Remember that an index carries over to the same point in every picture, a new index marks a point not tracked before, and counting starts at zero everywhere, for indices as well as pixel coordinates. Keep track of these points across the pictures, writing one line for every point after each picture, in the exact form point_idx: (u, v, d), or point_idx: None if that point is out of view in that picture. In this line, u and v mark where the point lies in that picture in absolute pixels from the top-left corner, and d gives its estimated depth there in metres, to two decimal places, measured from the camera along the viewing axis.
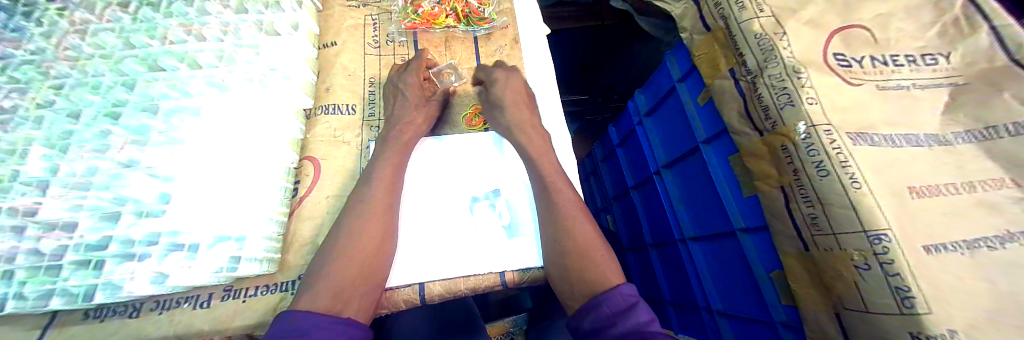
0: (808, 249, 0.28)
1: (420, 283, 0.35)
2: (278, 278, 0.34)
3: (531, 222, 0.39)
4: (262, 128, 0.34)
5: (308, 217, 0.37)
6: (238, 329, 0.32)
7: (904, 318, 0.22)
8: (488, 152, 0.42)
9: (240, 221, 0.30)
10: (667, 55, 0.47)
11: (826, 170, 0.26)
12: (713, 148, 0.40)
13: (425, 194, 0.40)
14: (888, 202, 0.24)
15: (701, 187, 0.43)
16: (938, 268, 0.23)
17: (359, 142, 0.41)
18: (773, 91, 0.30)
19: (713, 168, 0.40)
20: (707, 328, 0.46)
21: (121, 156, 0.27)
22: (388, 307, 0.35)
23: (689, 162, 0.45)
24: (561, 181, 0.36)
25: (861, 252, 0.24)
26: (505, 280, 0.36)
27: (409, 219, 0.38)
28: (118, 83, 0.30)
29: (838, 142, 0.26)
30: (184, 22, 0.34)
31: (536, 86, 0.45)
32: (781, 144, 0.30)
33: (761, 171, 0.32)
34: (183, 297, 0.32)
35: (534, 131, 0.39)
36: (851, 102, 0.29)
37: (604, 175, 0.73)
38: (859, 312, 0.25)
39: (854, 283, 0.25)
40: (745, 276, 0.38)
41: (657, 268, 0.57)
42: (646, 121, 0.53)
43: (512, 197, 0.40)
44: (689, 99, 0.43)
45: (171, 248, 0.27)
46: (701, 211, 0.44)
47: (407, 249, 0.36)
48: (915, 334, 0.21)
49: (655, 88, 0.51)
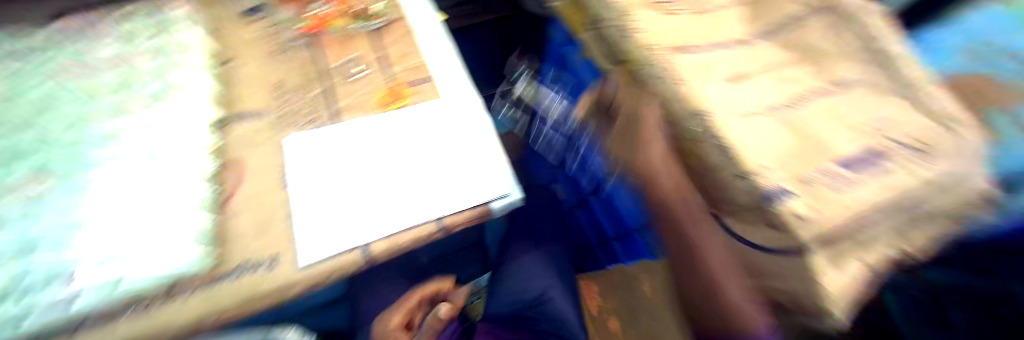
0: (674, 144, 0.41)
1: (361, 246, 0.38)
2: (160, 290, 0.33)
3: (453, 175, 0.44)
4: (170, 172, 0.40)
5: (240, 212, 0.40)
6: (181, 323, 0.33)
7: (733, 166, 0.34)
8: (405, 124, 0.47)
9: (167, 247, 0.35)
10: (555, 31, 0.66)
11: (663, 79, 0.39)
12: (602, 91, 0.55)
13: (346, 169, 0.44)
14: (703, 85, 0.38)
15: (599, 134, 0.62)
16: (744, 127, 0.35)
17: (273, 140, 0.46)
18: (616, 28, 0.44)
19: (605, 106, 0.55)
20: (664, 238, 0.58)
21: (41, 225, 0.35)
22: (335, 274, 0.39)
23: (592, 109, 0.61)
24: (478, 139, 0.47)
25: (703, 128, 0.36)
26: (442, 223, 0.41)
27: (342, 200, 0.42)
28: (27, 166, 0.39)
29: (658, 55, 0.40)
30: (80, 117, 0.42)
31: (450, 65, 0.53)
32: (629, 68, 0.43)
33: (628, 94, 0.45)
34: (111, 314, 0.32)
35: (451, 106, 0.49)
36: (671, 32, 0.42)
37: (549, 130, 0.85)
38: (710, 172, 0.37)
39: (703, 156, 0.37)
40: (637, 186, 0.57)
41: (616, 198, 0.67)
42: (556, 87, 0.77)
43: (431, 159, 0.45)
44: (575, 54, 0.61)
45: (45, 280, 0.32)
46: (611, 142, 0.59)
47: (343, 222, 0.40)
48: (737, 173, 0.33)
49: (559, 54, 0.70)
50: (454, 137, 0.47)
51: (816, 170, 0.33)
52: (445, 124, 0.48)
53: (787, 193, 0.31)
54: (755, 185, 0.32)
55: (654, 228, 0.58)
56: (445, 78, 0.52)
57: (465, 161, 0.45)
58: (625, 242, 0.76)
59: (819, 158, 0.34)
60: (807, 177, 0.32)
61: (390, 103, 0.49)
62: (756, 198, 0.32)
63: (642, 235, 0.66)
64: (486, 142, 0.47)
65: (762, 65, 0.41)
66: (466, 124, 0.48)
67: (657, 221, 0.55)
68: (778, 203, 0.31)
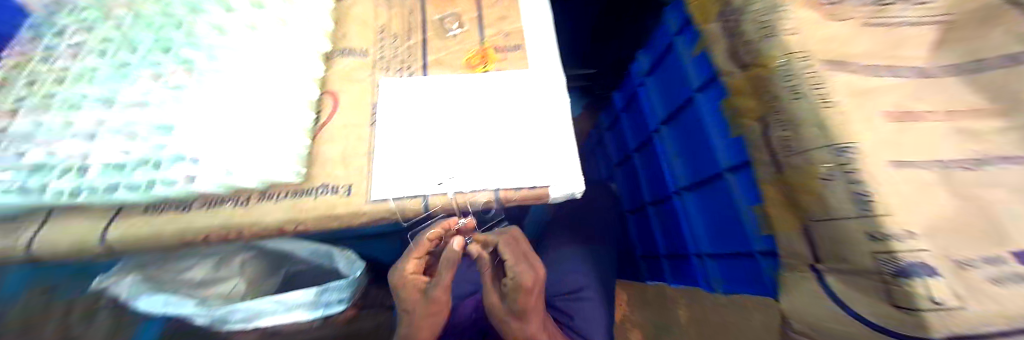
0: (783, 173, 0.36)
1: (425, 196, 0.43)
2: (259, 190, 0.43)
3: (522, 152, 0.45)
4: (277, 90, 0.45)
5: (329, 140, 0.47)
6: (274, 221, 0.42)
7: (866, 219, 0.28)
8: (489, 92, 0.49)
9: (268, 159, 0.41)
10: (667, 14, 0.61)
11: (800, 94, 0.33)
12: (705, 94, 0.52)
13: (428, 122, 0.48)
14: (858, 115, 0.30)
15: (687, 141, 0.60)
16: (898, 177, 0.29)
17: (369, 81, 0.52)
18: (758, 23, 0.38)
19: (705, 110, 0.52)
20: (727, 271, 0.55)
21: (172, 107, 0.41)
22: (398, 214, 0.44)
23: (686, 113, 0.58)
24: (555, 124, 0.47)
25: (831, 164, 0.30)
26: (498, 195, 0.44)
27: (418, 151, 0.46)
28: (157, 49, 0.44)
29: (811, 66, 0.33)
30: (204, 16, 0.47)
31: (542, 39, 0.53)
32: (761, 75, 0.37)
33: (750, 106, 0.41)
34: (226, 198, 0.43)
35: (536, 81, 0.50)
36: (829, 38, 0.34)
37: (626, 126, 0.88)
38: (827, 220, 0.32)
39: (825, 199, 0.31)
40: (716, 207, 0.54)
41: (679, 212, 0.65)
42: (647, 80, 0.73)
43: (505, 132, 0.47)
44: (686, 50, 0.56)
45: (175, 159, 0.39)
46: (698, 157, 0.57)
47: (417, 168, 0.45)
48: (871, 232, 0.28)
49: (664, 45, 0.65)
50: (533, 115, 0.48)
51: (981, 256, 0.25)
52: (528, 99, 0.49)
53: (934, 273, 0.25)
54: (892, 254, 0.27)
55: (724, 257, 0.54)
56: (539, 50, 0.53)
57: (535, 142, 0.46)
58: (676, 262, 0.72)
59: (989, 242, 0.26)
60: (966, 257, 0.25)
61: (474, 65, 0.52)
62: (883, 264, 0.28)
63: (700, 264, 0.62)
64: (562, 129, 0.47)
65: (934, 105, 0.32)
66: (546, 104, 0.48)
67: (733, 252, 0.51)
68: (910, 279, 0.26)
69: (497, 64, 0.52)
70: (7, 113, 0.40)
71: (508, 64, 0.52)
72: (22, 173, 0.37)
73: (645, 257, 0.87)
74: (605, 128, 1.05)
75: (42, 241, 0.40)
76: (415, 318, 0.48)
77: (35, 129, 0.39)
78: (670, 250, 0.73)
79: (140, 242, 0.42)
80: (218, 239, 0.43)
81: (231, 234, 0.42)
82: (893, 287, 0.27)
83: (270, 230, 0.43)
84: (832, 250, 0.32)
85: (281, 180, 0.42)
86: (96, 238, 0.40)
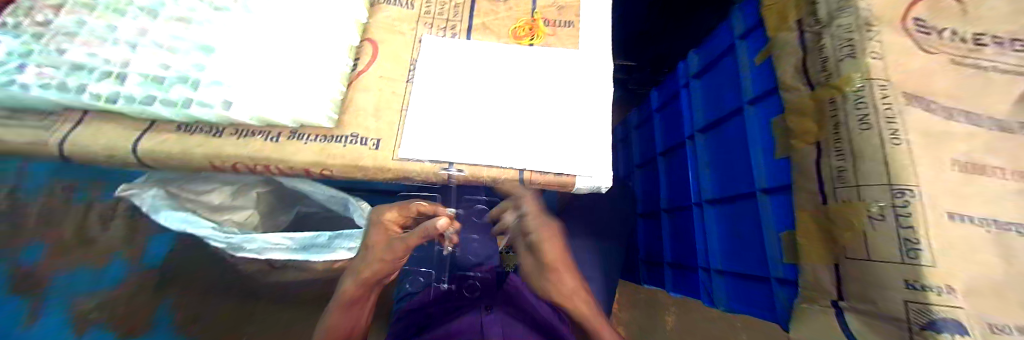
0: (830, 204, 0.35)
1: (450, 163, 0.43)
2: (292, 128, 0.43)
3: (556, 135, 0.45)
4: (321, 29, 0.44)
5: (363, 89, 0.47)
6: (299, 161, 0.42)
7: (905, 266, 0.27)
8: (533, 68, 0.48)
9: (305, 99, 0.40)
10: (735, 14, 0.58)
11: (869, 124, 0.31)
12: (757, 108, 0.50)
13: (465, 87, 0.47)
14: (925, 159, 0.29)
15: (724, 152, 0.59)
16: (953, 228, 0.28)
17: (412, 34, 0.51)
18: (838, 41, 0.36)
19: (754, 124, 0.50)
20: (735, 292, 0.55)
21: (214, 29, 0.40)
22: (422, 176, 0.44)
23: (732, 121, 0.57)
24: (595, 112, 0.46)
25: (883, 204, 0.29)
26: (523, 175, 0.44)
27: (451, 115, 0.45)
28: None
29: (888, 97, 0.31)
30: None
31: (598, 22, 0.52)
32: (832, 96, 0.36)
33: (806, 127, 0.39)
34: (257, 131, 0.43)
35: (583, 65, 0.49)
36: (908, 71, 0.33)
37: (657, 127, 0.86)
38: (863, 260, 0.31)
39: (866, 237, 0.31)
40: (740, 225, 0.54)
41: (697, 222, 0.65)
42: (694, 82, 0.71)
43: (542, 112, 0.46)
44: (747, 57, 0.54)
45: (212, 82, 0.38)
46: (733, 175, 0.56)
47: (446, 133, 0.44)
48: (908, 280, 0.27)
49: (722, 48, 0.62)
50: (574, 100, 0.46)
51: (1016, 325, 0.26)
52: (572, 82, 0.47)
53: (963, 330, 0.25)
54: (925, 305, 0.26)
55: (737, 277, 0.54)
56: (592, 33, 0.51)
57: (573, 129, 0.45)
58: (680, 271, 0.72)
59: (1021, 312, 0.26)
60: (999, 323, 0.26)
61: (521, 35, 0.50)
62: (912, 316, 0.27)
63: (708, 279, 0.61)
64: (602, 119, 0.46)
65: (1013, 162, 0.30)
66: (589, 91, 0.47)
67: (750, 274, 0.51)
68: (940, 334, 0.25)
69: (545, 39, 0.50)
70: (53, 7, 0.40)
71: (557, 42, 0.50)
72: (63, 70, 0.37)
73: (647, 262, 0.88)
74: (633, 126, 1.03)
75: (75, 141, 0.41)
76: (372, 252, 0.46)
77: (76, 28, 0.38)
78: (677, 259, 0.73)
79: (170, 160, 0.43)
80: (245, 170, 0.44)
81: (257, 167, 0.43)
82: (916, 337, 0.27)
83: (296, 170, 0.43)
84: (859, 290, 0.32)
85: (314, 122, 0.42)
86: (133, 148, 0.42)
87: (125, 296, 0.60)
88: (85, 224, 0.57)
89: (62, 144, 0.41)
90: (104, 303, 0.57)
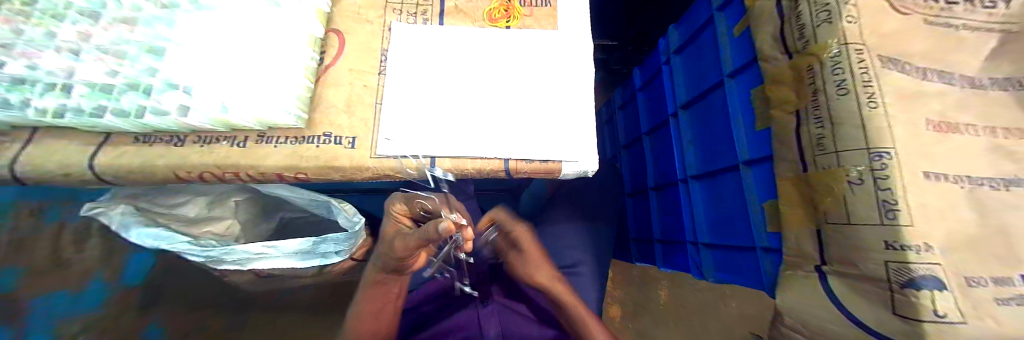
0: (810, 172, 0.35)
1: (432, 157, 0.42)
2: (258, 131, 0.41)
3: (539, 121, 0.43)
4: (283, 23, 0.41)
5: (333, 85, 0.45)
6: (270, 165, 0.40)
7: (885, 227, 0.28)
8: (511, 52, 0.46)
9: (272, 99, 0.38)
10: None
11: (847, 89, 0.31)
12: (738, 80, 0.50)
13: (440, 77, 0.45)
14: (903, 122, 0.29)
15: (706, 126, 0.59)
16: (930, 188, 0.28)
17: (381, 23, 0.48)
18: (815, 8, 0.35)
19: (736, 97, 0.50)
20: (721, 264, 0.56)
21: (161, 28, 0.37)
22: (403, 172, 0.42)
23: (713, 95, 0.57)
24: (577, 94, 0.45)
25: (861, 168, 0.29)
26: (508, 165, 0.42)
27: (428, 107, 0.43)
28: None
29: (864, 61, 0.31)
30: None
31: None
32: (808, 65, 0.35)
33: (786, 97, 0.39)
34: (223, 137, 0.41)
35: (563, 46, 0.47)
36: (887, 34, 0.33)
37: (641, 106, 0.86)
38: (843, 224, 0.31)
39: (845, 201, 0.31)
40: (725, 198, 0.54)
41: (684, 198, 0.65)
42: (675, 58, 0.70)
43: (523, 97, 0.44)
44: (726, 29, 0.53)
45: (167, 87, 0.35)
46: (716, 149, 0.56)
47: (424, 127, 0.42)
48: (889, 241, 0.27)
49: (701, 21, 0.61)
50: (555, 82, 0.45)
51: (991, 276, 0.26)
52: (553, 64, 0.46)
53: (941, 285, 0.25)
54: (905, 264, 0.26)
55: (724, 248, 0.55)
56: (570, 12, 0.49)
57: (556, 113, 0.44)
58: (669, 246, 0.74)
59: (996, 263, 0.27)
60: (975, 275, 0.26)
61: (495, 17, 0.48)
62: (892, 275, 0.28)
63: (696, 253, 0.62)
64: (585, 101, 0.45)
65: (982, 118, 0.30)
66: (570, 72, 0.46)
67: (736, 245, 0.52)
68: (920, 290, 0.26)
69: (522, 20, 0.49)
70: None
71: (534, 24, 0.48)
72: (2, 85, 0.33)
73: (637, 241, 0.90)
74: (617, 106, 1.02)
75: (24, 161, 0.38)
76: (383, 245, 0.44)
77: (15, 39, 0.34)
78: (666, 235, 0.74)
79: (131, 174, 0.40)
80: (213, 179, 0.42)
81: (225, 175, 0.41)
82: (898, 295, 0.27)
83: (268, 175, 0.41)
84: (842, 254, 0.32)
85: (281, 122, 0.39)
86: (87, 164, 0.39)
87: (109, 321, 0.58)
88: (59, 245, 0.53)
89: (13, 164, 0.38)
90: (92, 327, 0.56)
